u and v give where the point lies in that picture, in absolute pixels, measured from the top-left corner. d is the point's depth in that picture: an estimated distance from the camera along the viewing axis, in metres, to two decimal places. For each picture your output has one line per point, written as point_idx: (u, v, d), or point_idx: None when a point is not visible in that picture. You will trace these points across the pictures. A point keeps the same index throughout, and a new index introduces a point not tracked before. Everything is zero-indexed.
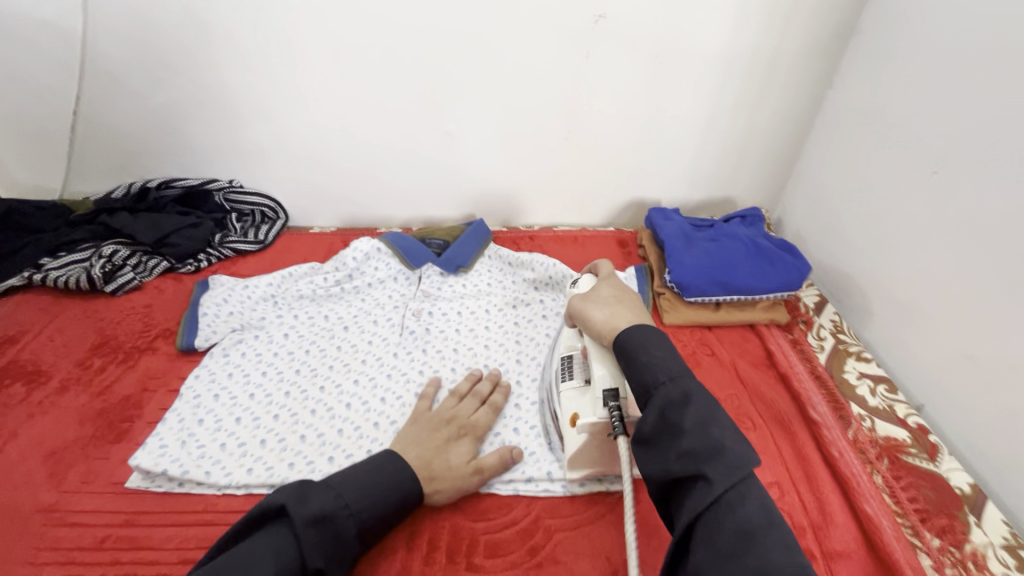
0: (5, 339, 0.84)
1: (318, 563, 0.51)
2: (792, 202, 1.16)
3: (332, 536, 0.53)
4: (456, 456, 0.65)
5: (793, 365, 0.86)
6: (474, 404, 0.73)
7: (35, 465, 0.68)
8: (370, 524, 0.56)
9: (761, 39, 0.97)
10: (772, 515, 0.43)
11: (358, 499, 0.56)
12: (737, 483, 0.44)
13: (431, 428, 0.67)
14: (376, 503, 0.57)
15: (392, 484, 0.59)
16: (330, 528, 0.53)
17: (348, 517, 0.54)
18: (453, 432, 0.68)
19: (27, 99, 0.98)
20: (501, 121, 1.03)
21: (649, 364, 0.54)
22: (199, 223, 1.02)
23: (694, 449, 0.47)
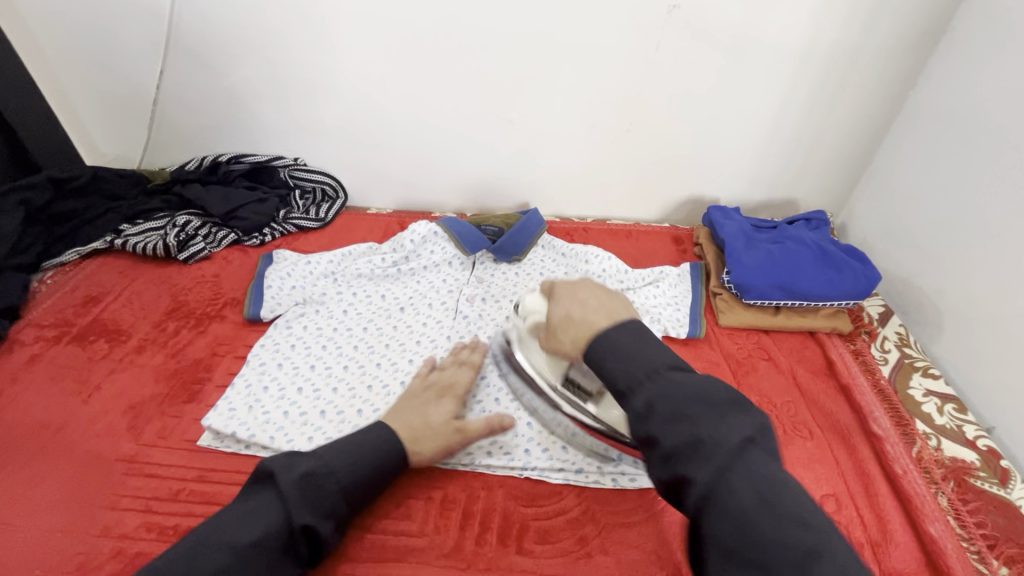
0: (89, 298, 0.90)
1: (306, 520, 0.53)
2: (859, 207, 1.11)
3: (317, 497, 0.55)
4: (437, 415, 0.66)
5: (854, 376, 0.83)
6: (449, 367, 0.73)
7: (117, 417, 0.72)
8: (361, 489, 0.58)
9: (843, 34, 0.93)
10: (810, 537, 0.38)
11: (347, 464, 0.58)
12: (721, 471, 0.41)
13: (412, 395, 0.68)
14: (360, 467, 0.59)
15: (360, 443, 0.60)
16: (315, 490, 0.55)
17: (330, 478, 0.56)
18: (432, 395, 0.68)
19: (115, 72, 1.03)
20: (563, 110, 1.02)
21: (615, 371, 0.49)
22: (265, 199, 1.06)
23: (712, 494, 0.41)
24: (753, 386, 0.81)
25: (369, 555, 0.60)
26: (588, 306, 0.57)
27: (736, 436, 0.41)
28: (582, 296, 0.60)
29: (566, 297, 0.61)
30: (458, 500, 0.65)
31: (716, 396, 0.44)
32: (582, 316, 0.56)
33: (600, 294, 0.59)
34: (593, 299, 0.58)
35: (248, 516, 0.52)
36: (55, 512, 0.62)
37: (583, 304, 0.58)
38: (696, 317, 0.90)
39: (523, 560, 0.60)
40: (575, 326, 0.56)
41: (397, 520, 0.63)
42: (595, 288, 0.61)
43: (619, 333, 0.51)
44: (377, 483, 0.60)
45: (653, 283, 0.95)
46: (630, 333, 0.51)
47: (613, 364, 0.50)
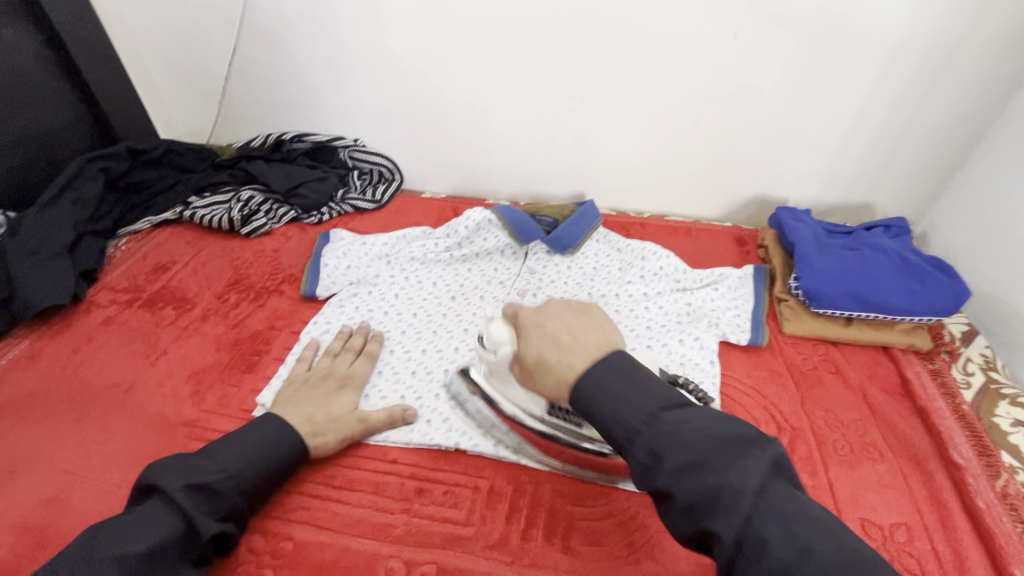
0: (159, 266, 0.94)
1: (209, 524, 0.53)
2: (945, 216, 1.02)
3: (212, 499, 0.55)
4: (338, 407, 0.68)
5: (932, 399, 0.77)
6: (349, 357, 0.75)
7: (180, 382, 0.75)
8: (254, 485, 0.58)
9: (946, 26, 0.85)
10: (790, 525, 0.38)
11: (238, 462, 0.58)
12: (745, 517, 0.38)
13: (311, 384, 0.70)
14: (255, 463, 0.59)
15: (273, 445, 0.61)
16: (209, 493, 0.54)
17: (230, 481, 0.56)
18: (332, 386, 0.71)
19: (192, 48, 1.07)
20: (628, 99, 0.99)
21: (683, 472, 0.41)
22: (325, 178, 1.08)
23: (692, 502, 0.40)
24: (819, 401, 0.76)
25: (416, 541, 0.60)
26: (563, 343, 0.52)
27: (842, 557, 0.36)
28: (552, 329, 0.54)
29: (540, 336, 0.54)
30: (505, 494, 0.64)
31: (703, 424, 0.42)
32: (567, 359, 0.51)
33: (573, 324, 0.54)
34: (568, 335, 0.53)
35: (142, 522, 0.51)
36: (122, 469, 0.65)
37: (556, 341, 0.53)
38: (758, 324, 0.85)
39: (569, 560, 0.58)
40: (556, 374, 0.51)
41: (444, 506, 0.63)
42: (563, 317, 0.55)
43: (603, 377, 0.47)
44: (269, 477, 0.60)
45: (711, 284, 0.91)
46: (611, 368, 0.48)
47: (698, 501, 0.39)
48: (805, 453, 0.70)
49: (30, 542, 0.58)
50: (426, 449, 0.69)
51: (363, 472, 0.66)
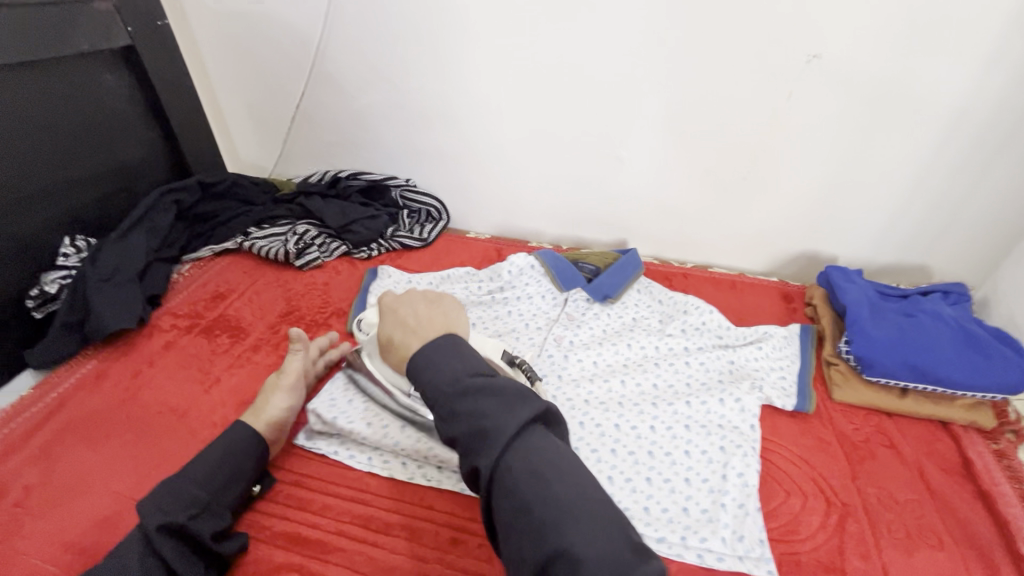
0: (217, 294, 0.99)
1: (158, 521, 0.56)
2: (1009, 283, 0.97)
3: (173, 495, 0.59)
4: (272, 381, 0.75)
5: (998, 484, 0.72)
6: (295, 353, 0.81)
7: (231, 410, 0.78)
8: (210, 477, 0.62)
9: (1011, 93, 0.83)
10: (539, 471, 0.42)
11: (192, 466, 0.62)
12: (501, 454, 0.43)
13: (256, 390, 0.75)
14: (207, 461, 0.63)
15: (227, 450, 0.65)
16: (165, 493, 0.59)
17: (182, 480, 0.61)
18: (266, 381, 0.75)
19: (264, 90, 1.15)
20: (675, 153, 1.00)
21: (446, 427, 0.46)
22: (376, 216, 1.12)
23: (465, 442, 0.44)
24: (870, 477, 0.73)
25: None
26: (404, 327, 0.58)
27: (518, 422, 0.44)
28: (402, 314, 0.60)
29: (387, 318, 0.61)
30: None
31: (507, 391, 0.46)
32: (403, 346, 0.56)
33: (420, 310, 0.59)
34: (411, 321, 0.58)
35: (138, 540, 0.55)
36: None
37: (401, 324, 0.58)
38: (805, 389, 0.82)
39: None
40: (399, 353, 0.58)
41: (478, 559, 0.62)
42: (416, 303, 0.60)
43: (432, 358, 0.49)
44: (238, 476, 0.65)
45: (755, 342, 0.89)
46: (440, 351, 0.50)
47: (469, 440, 0.44)
48: (857, 532, 0.67)
49: (83, 563, 0.61)
50: (461, 498, 0.69)
51: (400, 516, 0.67)
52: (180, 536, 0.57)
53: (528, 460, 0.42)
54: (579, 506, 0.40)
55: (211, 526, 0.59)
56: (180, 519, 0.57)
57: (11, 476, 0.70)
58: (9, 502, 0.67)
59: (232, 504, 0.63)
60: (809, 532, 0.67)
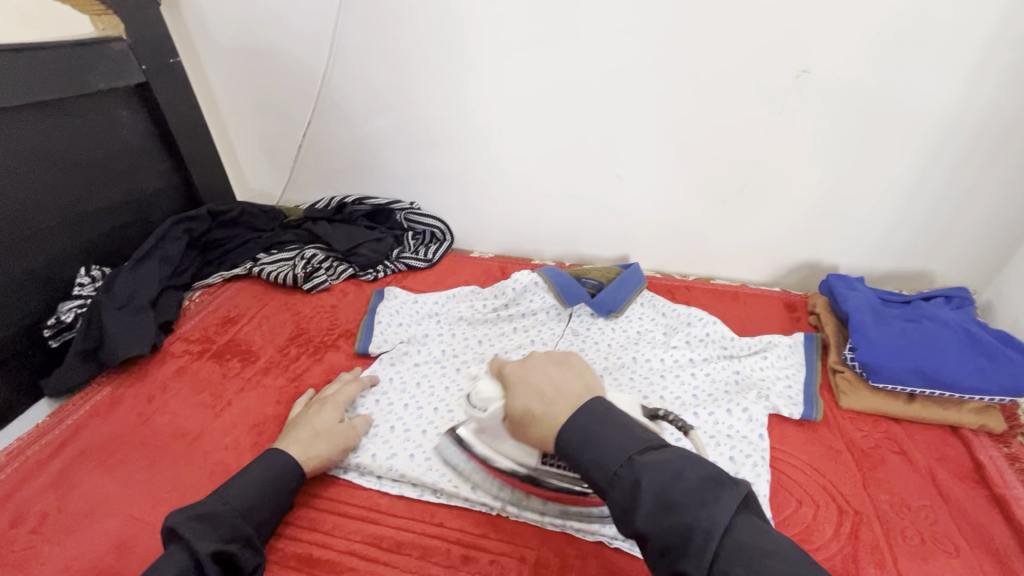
0: (228, 319, 1.00)
1: (212, 545, 0.53)
2: (1013, 286, 0.98)
3: (216, 523, 0.57)
4: (321, 420, 0.75)
5: (1011, 486, 0.72)
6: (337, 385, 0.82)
7: (242, 433, 0.79)
8: (250, 508, 0.61)
9: (1001, 99, 0.85)
10: (757, 572, 0.37)
11: (236, 495, 0.61)
12: (712, 558, 0.38)
13: (306, 413, 0.76)
14: (251, 489, 0.62)
15: (256, 474, 0.64)
16: (213, 519, 0.57)
17: (228, 507, 0.59)
18: (318, 407, 0.77)
19: (271, 120, 1.18)
20: (673, 168, 1.02)
21: (591, 466, 0.46)
22: (382, 238, 1.14)
23: (665, 543, 0.40)
24: (882, 484, 0.73)
25: None
26: (546, 391, 0.56)
27: (719, 514, 0.40)
28: (535, 381, 0.59)
29: (523, 389, 0.59)
30: (550, 565, 0.63)
31: (690, 476, 0.42)
32: (550, 412, 0.53)
33: (551, 373, 0.58)
34: (552, 387, 0.56)
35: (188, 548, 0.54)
36: None
37: (540, 394, 0.56)
38: (812, 397, 0.83)
39: None
40: (546, 427, 0.53)
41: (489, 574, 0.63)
42: (546, 369, 0.60)
43: (584, 431, 0.49)
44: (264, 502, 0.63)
45: (761, 352, 0.89)
46: (599, 420, 0.49)
47: (671, 542, 0.40)
48: (870, 540, 0.66)
49: None
50: (471, 516, 0.69)
51: (411, 534, 0.67)
52: (223, 565, 0.55)
53: (666, 481, 0.42)
54: (735, 526, 0.40)
55: (251, 559, 0.58)
56: (232, 547, 0.56)
57: (28, 503, 0.71)
58: (25, 528, 0.68)
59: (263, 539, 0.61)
60: (822, 541, 0.66)
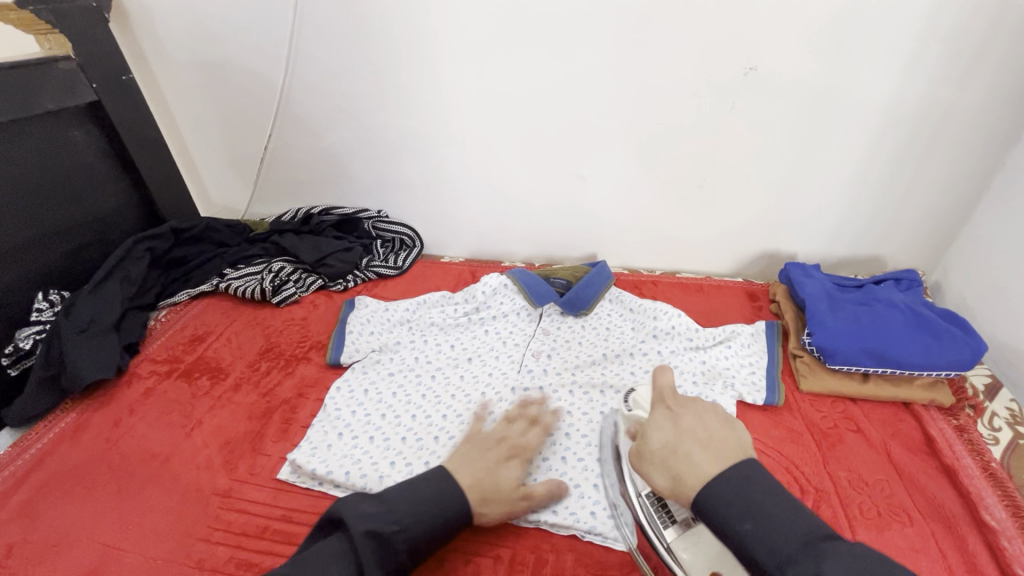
0: (195, 337, 0.99)
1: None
2: (958, 267, 1.03)
3: (382, 549, 0.56)
4: (505, 478, 0.66)
5: (959, 456, 0.76)
6: (523, 427, 0.73)
7: (214, 451, 0.79)
8: (421, 543, 0.59)
9: (936, 91, 0.89)
10: None
11: (409, 516, 0.58)
12: None
13: (484, 447, 0.68)
14: (426, 521, 0.59)
15: (436, 497, 0.61)
16: (382, 543, 0.56)
17: (400, 536, 0.57)
18: (506, 455, 0.68)
19: (232, 134, 1.17)
20: (636, 167, 1.04)
21: (751, 541, 0.44)
22: (351, 248, 1.14)
23: None
24: (841, 461, 0.76)
25: None
26: (697, 438, 0.51)
27: None
28: (687, 419, 0.54)
29: (668, 425, 0.54)
30: (527, 562, 0.65)
31: (872, 570, 0.41)
32: (690, 454, 0.50)
33: (713, 425, 0.52)
34: (703, 429, 0.52)
35: (322, 559, 0.54)
36: (158, 541, 0.68)
37: (690, 433, 0.52)
38: (774, 382, 0.86)
39: None
40: (682, 475, 0.49)
41: None
42: (702, 413, 0.54)
43: (739, 496, 0.46)
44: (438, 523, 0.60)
45: (724, 342, 0.92)
46: (750, 485, 0.46)
47: None
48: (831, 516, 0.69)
49: None
50: None
51: None
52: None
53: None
54: None
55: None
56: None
57: None
58: None
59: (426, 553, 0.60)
60: None
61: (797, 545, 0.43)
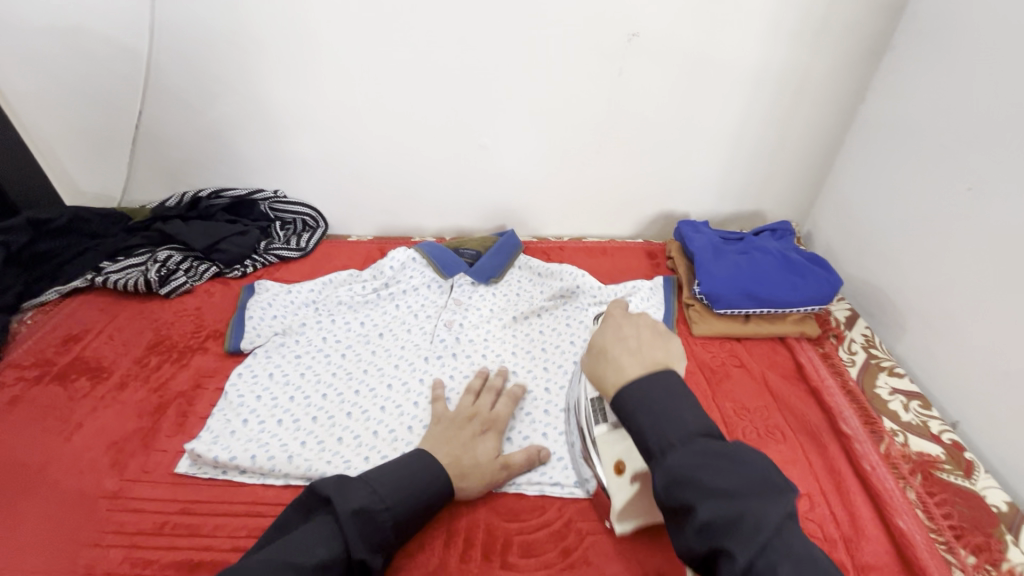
0: (70, 337, 0.90)
1: (361, 554, 0.53)
2: (822, 216, 1.16)
3: (371, 526, 0.56)
4: (483, 452, 0.68)
5: (823, 378, 0.87)
6: (491, 399, 0.75)
7: (99, 454, 0.73)
8: (404, 519, 0.59)
9: (793, 56, 0.99)
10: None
11: (393, 493, 0.59)
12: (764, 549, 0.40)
13: (457, 426, 0.70)
14: (409, 500, 0.60)
15: (411, 472, 0.62)
16: (369, 520, 0.56)
17: (384, 512, 0.57)
18: (478, 430, 0.70)
19: (96, 112, 1.06)
20: (532, 135, 1.07)
21: (646, 426, 0.48)
22: (246, 231, 1.08)
23: (710, 522, 0.42)
24: (727, 393, 0.84)
25: None
26: (633, 341, 0.54)
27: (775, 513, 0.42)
28: (627, 331, 0.56)
29: (608, 326, 0.57)
30: (442, 519, 0.66)
31: (749, 461, 0.45)
32: (619, 360, 0.53)
33: (646, 335, 0.55)
34: (635, 339, 0.54)
35: (307, 541, 0.52)
36: (36, 554, 0.62)
37: (624, 343, 0.54)
38: (668, 329, 0.93)
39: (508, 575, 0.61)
40: (606, 370, 0.53)
41: None
42: (642, 326, 0.56)
43: (652, 397, 0.49)
44: (418, 501, 0.60)
45: (625, 297, 0.98)
46: (662, 387, 0.49)
47: (716, 520, 0.42)
48: None
49: None
50: None
51: None
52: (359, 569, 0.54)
53: (716, 465, 0.44)
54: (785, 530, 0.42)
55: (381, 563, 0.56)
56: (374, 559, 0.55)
57: None
58: None
59: (408, 532, 0.60)
60: None
61: (682, 433, 0.46)
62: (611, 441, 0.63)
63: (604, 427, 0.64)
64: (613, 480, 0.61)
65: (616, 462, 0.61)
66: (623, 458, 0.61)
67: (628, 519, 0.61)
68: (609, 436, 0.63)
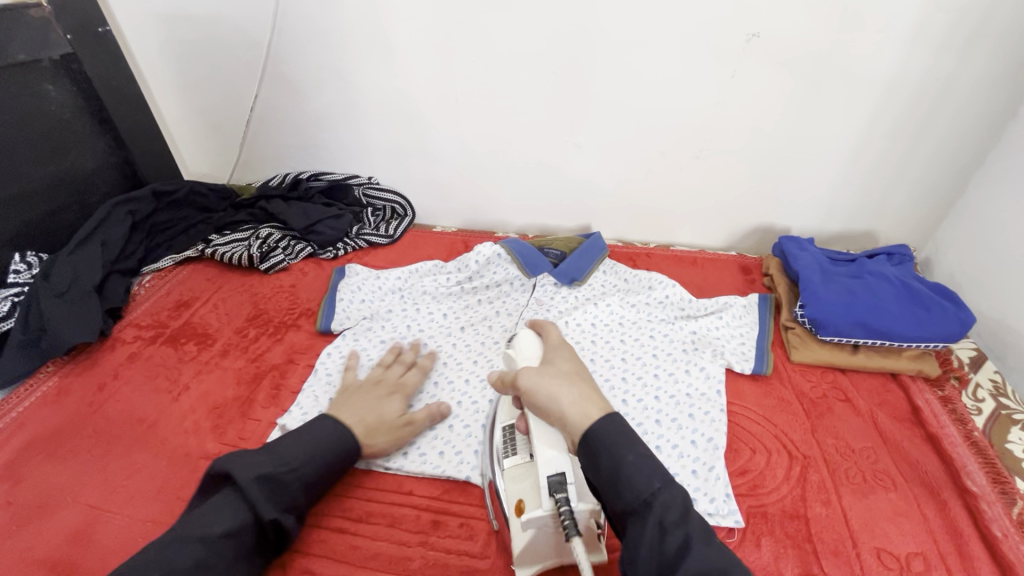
0: (180, 304, 0.97)
1: (271, 514, 0.56)
2: (948, 243, 1.04)
3: (280, 489, 0.58)
4: (388, 411, 0.71)
5: (943, 425, 0.77)
6: (401, 369, 0.79)
7: (202, 416, 0.78)
8: (314, 480, 0.61)
9: (935, 62, 0.89)
10: None
11: (299, 457, 0.60)
12: None
13: (363, 391, 0.73)
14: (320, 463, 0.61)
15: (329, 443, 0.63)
16: (276, 484, 0.57)
17: (292, 474, 0.59)
18: (384, 393, 0.74)
19: (217, 94, 1.13)
20: (631, 137, 1.03)
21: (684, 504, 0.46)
22: (341, 215, 1.11)
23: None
24: (829, 429, 0.77)
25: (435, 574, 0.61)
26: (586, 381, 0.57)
27: None
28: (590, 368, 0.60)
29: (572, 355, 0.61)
30: None
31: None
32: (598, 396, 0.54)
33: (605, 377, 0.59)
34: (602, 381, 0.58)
35: (214, 509, 0.54)
36: (144, 502, 0.67)
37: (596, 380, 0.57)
38: (763, 353, 0.86)
39: None
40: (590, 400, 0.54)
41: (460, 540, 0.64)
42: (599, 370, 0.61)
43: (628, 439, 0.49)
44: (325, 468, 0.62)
45: (716, 313, 0.92)
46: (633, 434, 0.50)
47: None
48: (818, 481, 0.70)
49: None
50: (439, 481, 0.70)
51: (375, 504, 0.68)
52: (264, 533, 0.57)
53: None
54: None
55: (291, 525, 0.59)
56: (283, 520, 0.57)
57: None
58: None
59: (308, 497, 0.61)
60: (775, 485, 0.70)
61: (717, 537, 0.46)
62: (519, 480, 0.59)
63: (516, 458, 0.61)
64: (513, 522, 0.58)
65: (517, 503, 0.58)
66: (522, 499, 0.58)
67: (528, 563, 0.59)
68: (518, 470, 0.60)
